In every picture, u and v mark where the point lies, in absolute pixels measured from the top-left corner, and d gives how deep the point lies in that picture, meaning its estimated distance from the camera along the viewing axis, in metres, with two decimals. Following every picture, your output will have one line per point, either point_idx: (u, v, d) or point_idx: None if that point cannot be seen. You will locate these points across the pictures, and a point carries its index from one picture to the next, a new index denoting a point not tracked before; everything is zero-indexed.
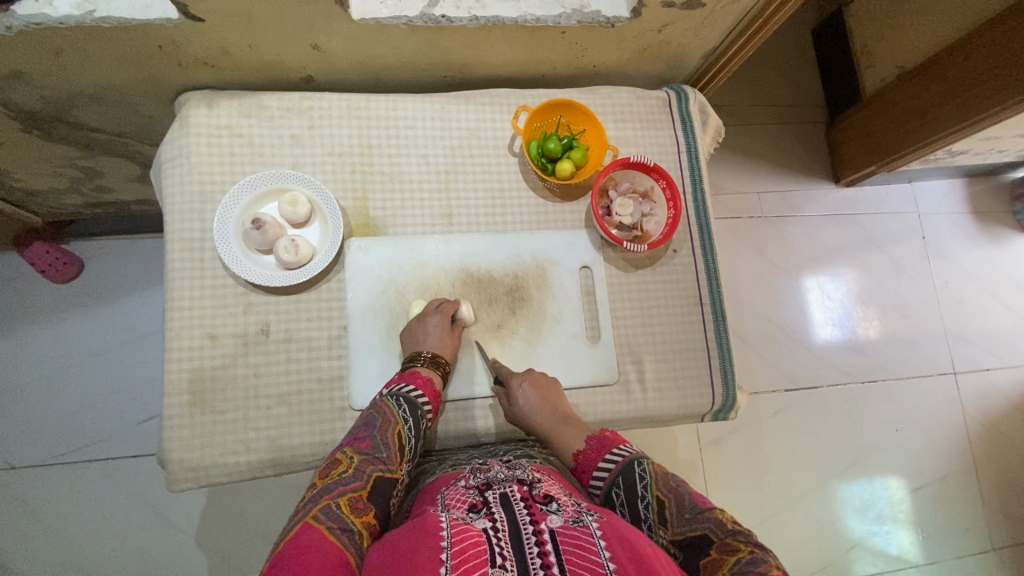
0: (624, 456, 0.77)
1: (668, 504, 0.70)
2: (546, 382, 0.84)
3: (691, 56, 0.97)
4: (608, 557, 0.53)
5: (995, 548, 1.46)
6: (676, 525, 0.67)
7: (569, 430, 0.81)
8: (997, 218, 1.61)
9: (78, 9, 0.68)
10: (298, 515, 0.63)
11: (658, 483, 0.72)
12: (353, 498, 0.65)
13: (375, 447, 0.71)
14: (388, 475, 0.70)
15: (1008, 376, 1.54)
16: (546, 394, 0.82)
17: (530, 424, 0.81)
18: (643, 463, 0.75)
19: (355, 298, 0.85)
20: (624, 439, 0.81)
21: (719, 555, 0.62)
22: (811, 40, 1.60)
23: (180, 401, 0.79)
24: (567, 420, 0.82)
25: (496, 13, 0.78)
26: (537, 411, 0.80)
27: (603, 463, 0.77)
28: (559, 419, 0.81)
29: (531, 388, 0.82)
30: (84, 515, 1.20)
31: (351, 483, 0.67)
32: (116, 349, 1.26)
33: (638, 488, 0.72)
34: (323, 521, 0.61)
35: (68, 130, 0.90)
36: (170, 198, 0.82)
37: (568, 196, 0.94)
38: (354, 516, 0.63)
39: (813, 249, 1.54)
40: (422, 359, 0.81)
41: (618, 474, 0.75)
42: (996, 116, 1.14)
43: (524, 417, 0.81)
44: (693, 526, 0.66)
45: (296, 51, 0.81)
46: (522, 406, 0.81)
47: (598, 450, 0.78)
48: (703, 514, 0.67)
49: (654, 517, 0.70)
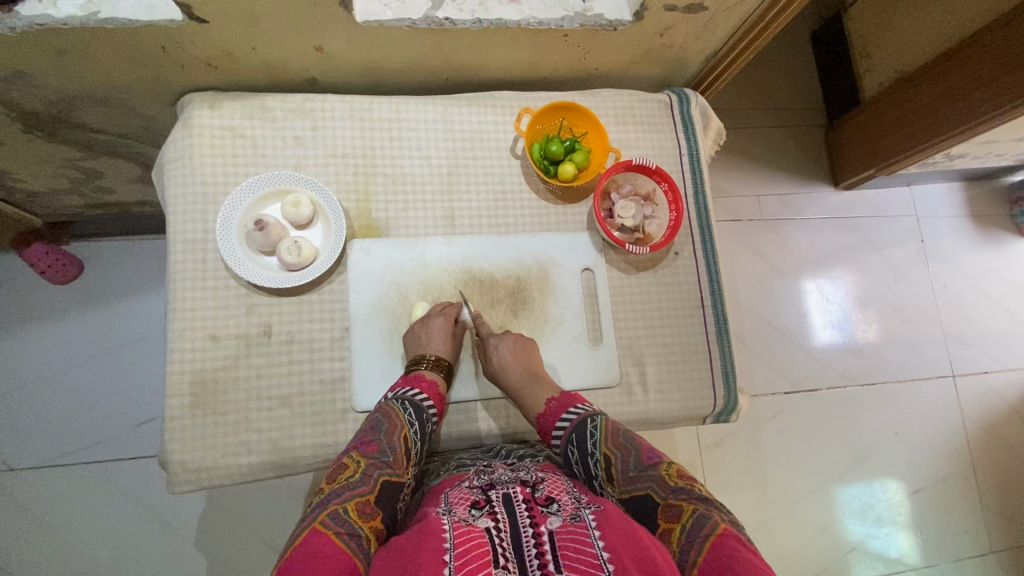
0: (580, 413, 0.78)
1: (615, 461, 0.70)
2: (521, 340, 0.85)
3: (692, 59, 0.97)
4: (601, 547, 0.54)
5: (994, 551, 1.46)
6: (622, 484, 0.69)
7: (540, 387, 0.82)
8: (995, 222, 1.61)
9: (82, 10, 0.68)
10: (306, 521, 0.62)
11: (606, 440, 0.72)
12: (361, 503, 0.64)
13: (381, 451, 0.71)
14: (394, 479, 0.70)
15: (1007, 379, 1.54)
16: (520, 350, 0.83)
17: (501, 378, 0.82)
18: (596, 420, 0.76)
19: (357, 299, 0.85)
20: (587, 400, 0.82)
21: (666, 523, 0.63)
22: (811, 44, 1.60)
23: (181, 402, 0.78)
24: (539, 378, 0.83)
25: (499, 16, 0.78)
26: (509, 364, 0.82)
27: (563, 418, 0.78)
28: (531, 376, 0.82)
29: (505, 344, 0.83)
30: (82, 517, 1.19)
31: (358, 487, 0.66)
32: (116, 350, 1.26)
33: (588, 447, 0.73)
34: (330, 526, 0.60)
35: (70, 131, 0.90)
36: (173, 199, 0.82)
37: (570, 199, 0.94)
38: (362, 522, 0.63)
39: (812, 252, 1.54)
40: (425, 363, 0.81)
41: (572, 432, 0.76)
42: (992, 121, 1.15)
43: (498, 369, 0.82)
44: (638, 484, 0.67)
45: (299, 53, 0.81)
46: (496, 359, 0.82)
47: (557, 409, 0.79)
48: (647, 472, 0.68)
49: (602, 475, 0.71)
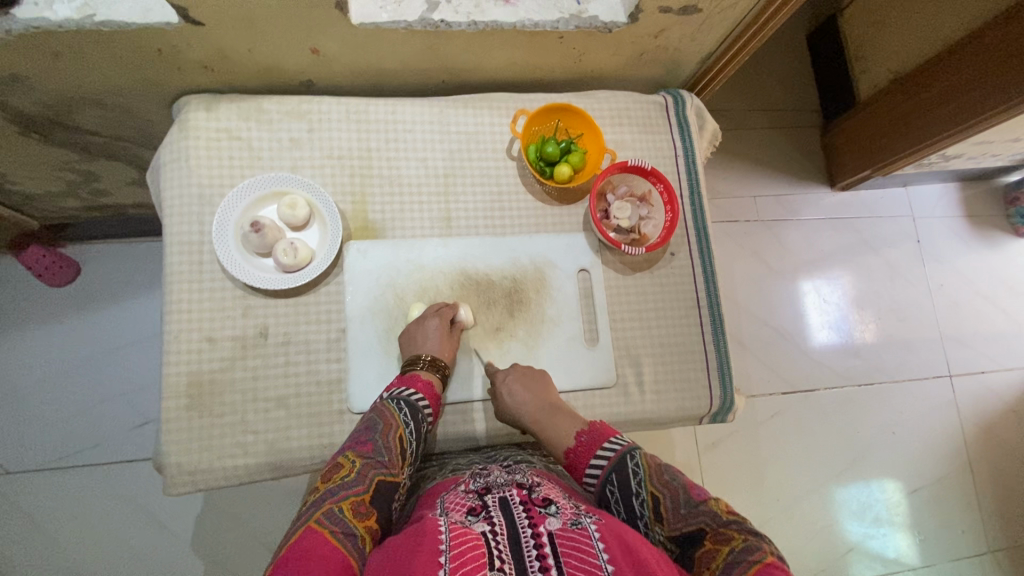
0: (618, 447, 0.75)
1: (664, 500, 0.69)
2: (537, 377, 0.84)
3: (688, 61, 0.98)
4: (605, 559, 0.54)
5: (992, 551, 1.46)
6: (672, 522, 0.67)
7: (563, 421, 0.81)
8: (991, 222, 1.62)
9: (77, 13, 0.68)
10: (300, 520, 0.62)
11: (652, 478, 0.71)
12: (356, 503, 0.64)
13: (376, 450, 0.71)
14: (390, 479, 0.70)
15: (1004, 379, 1.55)
16: (534, 388, 0.82)
17: (520, 418, 0.81)
18: (635, 455, 0.74)
19: (354, 301, 0.85)
20: (619, 433, 0.79)
21: (711, 544, 0.62)
22: (806, 46, 1.61)
23: (178, 404, 0.78)
24: (559, 412, 0.82)
25: (495, 18, 0.78)
26: (525, 403, 0.81)
27: (599, 453, 0.76)
28: (551, 411, 0.81)
29: (516, 383, 0.83)
30: (79, 520, 1.19)
31: (353, 487, 0.66)
32: (113, 353, 1.25)
33: (632, 486, 0.71)
34: (326, 525, 0.60)
35: (66, 134, 0.90)
36: (169, 201, 0.82)
37: (566, 200, 0.94)
38: (357, 521, 0.63)
39: (809, 253, 1.54)
40: (421, 363, 0.81)
41: (611, 471, 0.73)
42: (986, 122, 1.16)
43: (516, 411, 0.81)
44: (689, 521, 0.66)
45: (295, 55, 0.82)
46: (512, 400, 0.82)
47: (588, 446, 0.77)
48: (699, 507, 0.66)
49: (649, 514, 0.69)
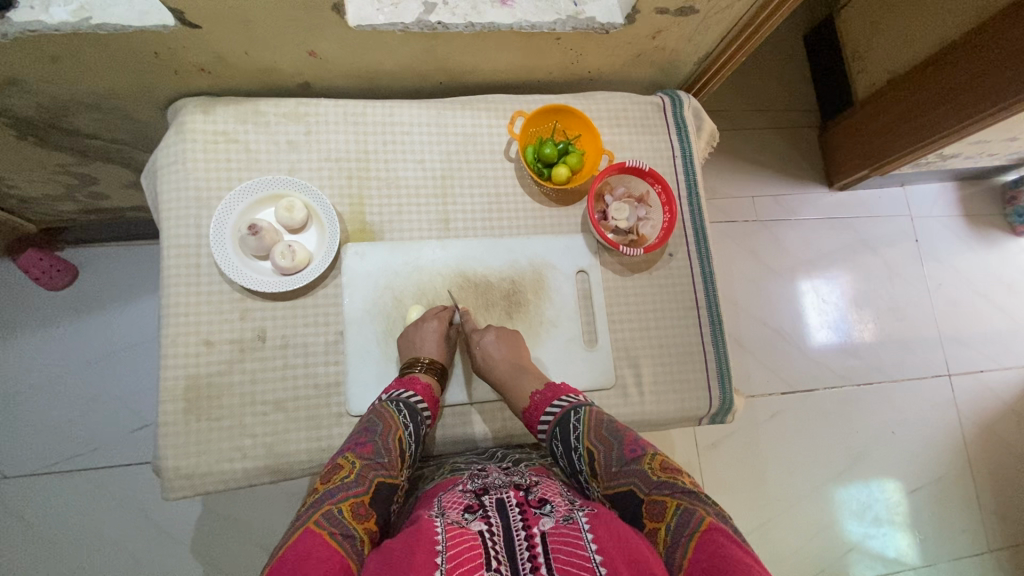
0: (564, 405, 0.77)
1: (598, 457, 0.70)
2: (504, 331, 0.85)
3: (685, 62, 0.98)
4: (594, 551, 0.54)
5: (991, 550, 1.46)
6: (606, 479, 0.68)
7: (526, 378, 0.81)
8: (988, 221, 1.62)
9: (74, 16, 0.68)
10: (299, 521, 0.62)
11: (589, 433, 0.72)
12: (356, 504, 0.64)
13: (376, 452, 0.70)
14: (389, 481, 0.70)
15: (1002, 378, 1.55)
16: (504, 341, 0.83)
17: (487, 372, 0.82)
18: (580, 411, 0.75)
19: (352, 303, 0.85)
20: (575, 390, 0.81)
21: (651, 522, 0.62)
22: (803, 46, 1.61)
23: (176, 407, 0.78)
24: (525, 370, 0.82)
25: (492, 20, 0.78)
26: (494, 356, 0.82)
27: (547, 410, 0.78)
28: (517, 366, 0.82)
29: (491, 336, 0.84)
30: (78, 525, 1.19)
31: (353, 488, 0.66)
32: (111, 357, 1.25)
33: (571, 442, 0.73)
34: (325, 527, 0.60)
35: (63, 137, 0.90)
36: (167, 205, 0.82)
37: (564, 201, 0.94)
38: (357, 523, 0.62)
39: (807, 252, 1.55)
40: (420, 365, 0.81)
41: (556, 426, 0.76)
42: (985, 121, 1.16)
43: (483, 363, 0.82)
44: (621, 479, 0.67)
45: (293, 57, 0.81)
46: (481, 353, 0.83)
47: (542, 402, 0.79)
48: (629, 466, 0.67)
49: (587, 469, 0.71)
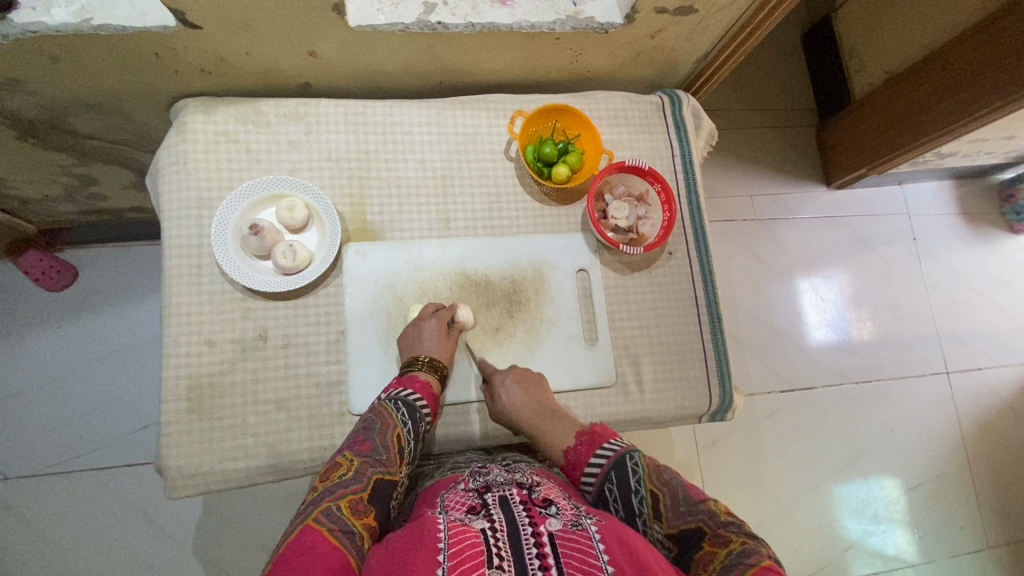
0: (614, 450, 0.74)
1: (662, 498, 0.68)
2: (528, 375, 0.85)
3: (684, 62, 0.98)
4: (606, 561, 0.54)
5: (990, 547, 1.47)
6: (670, 518, 0.67)
7: (558, 424, 0.80)
8: (986, 219, 1.63)
9: (75, 17, 0.68)
10: (298, 518, 0.62)
11: (651, 476, 0.70)
12: (354, 501, 0.64)
13: (374, 450, 0.71)
14: (388, 478, 0.70)
15: (1000, 376, 1.55)
16: (528, 388, 0.83)
17: (518, 417, 0.81)
18: (635, 456, 0.73)
19: (353, 303, 0.85)
20: (614, 434, 0.79)
21: (710, 546, 0.62)
22: (801, 45, 1.62)
23: (178, 407, 0.78)
24: (556, 415, 0.81)
25: (491, 19, 0.79)
26: (522, 404, 0.81)
27: (596, 456, 0.75)
28: (546, 414, 0.81)
29: (512, 381, 0.84)
30: (79, 526, 1.19)
31: (351, 485, 0.66)
32: (111, 358, 1.25)
33: (631, 485, 0.70)
34: (323, 523, 0.60)
35: (63, 138, 0.90)
36: (168, 205, 0.82)
37: (564, 200, 0.95)
38: (356, 519, 0.63)
39: (805, 251, 1.55)
40: (420, 364, 0.81)
41: (611, 469, 0.73)
42: (981, 119, 1.17)
43: (511, 411, 0.81)
44: (687, 518, 0.66)
45: (293, 58, 0.82)
46: (508, 400, 0.82)
47: (587, 448, 0.76)
48: (697, 506, 0.66)
49: (649, 512, 0.68)
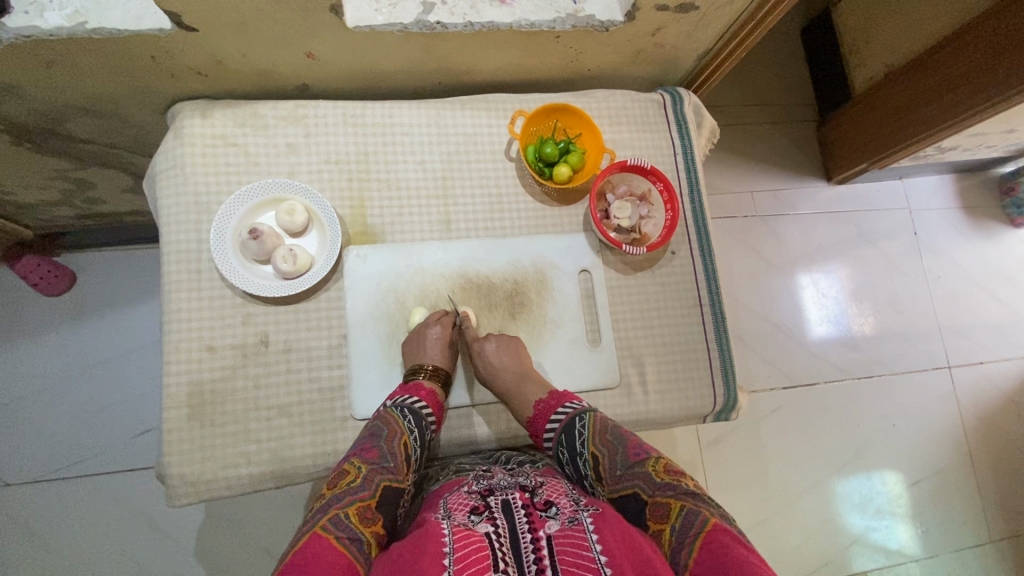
0: (568, 413, 0.77)
1: (602, 459, 0.70)
2: (505, 339, 0.85)
3: (685, 59, 0.97)
4: (599, 551, 0.53)
5: (993, 541, 1.47)
6: (609, 483, 0.68)
7: (528, 388, 0.81)
8: (987, 213, 1.62)
9: (69, 21, 0.67)
10: (306, 526, 0.62)
11: (594, 437, 0.72)
12: (362, 508, 0.64)
13: (382, 456, 0.70)
14: (396, 485, 0.69)
15: (1001, 370, 1.55)
16: (508, 350, 0.83)
17: (490, 381, 0.82)
18: (583, 420, 0.75)
19: (354, 306, 0.84)
20: (577, 398, 0.81)
21: (655, 524, 0.62)
22: (801, 40, 1.61)
23: (179, 413, 0.78)
24: (529, 377, 0.82)
25: (491, 19, 0.78)
26: (498, 364, 0.82)
27: (552, 419, 0.78)
28: (520, 374, 0.81)
29: (491, 345, 0.83)
30: (82, 531, 1.18)
31: (359, 492, 0.65)
32: (110, 363, 1.24)
33: (577, 447, 0.73)
34: (332, 531, 0.59)
35: (59, 142, 0.89)
36: (166, 210, 0.82)
37: (566, 201, 0.94)
38: (364, 527, 0.62)
39: (806, 247, 1.54)
40: (424, 372, 0.81)
41: (561, 434, 0.76)
42: (981, 114, 1.16)
43: (487, 372, 0.82)
44: (624, 483, 0.67)
45: (290, 60, 0.81)
46: (483, 360, 0.83)
47: (547, 410, 0.79)
48: (633, 469, 0.67)
49: (592, 475, 0.71)
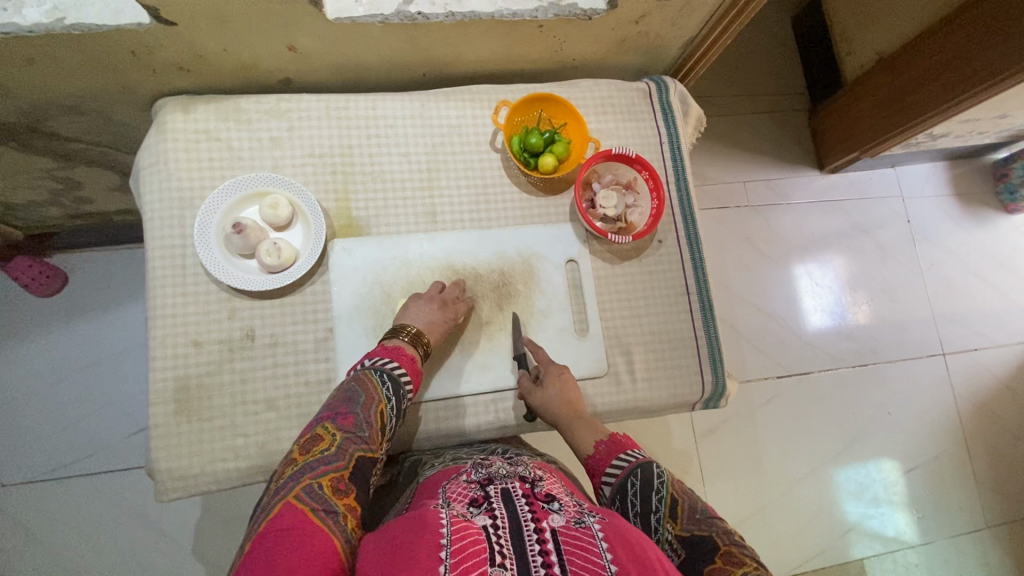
0: (636, 458, 0.76)
1: (682, 503, 0.69)
2: (567, 379, 0.85)
3: (670, 47, 0.97)
4: (609, 560, 0.53)
5: (989, 526, 1.47)
6: (686, 522, 0.67)
7: (584, 429, 0.81)
8: (980, 199, 1.62)
9: (48, 17, 0.66)
10: (278, 494, 0.62)
11: (674, 484, 0.72)
12: (334, 480, 0.64)
13: (357, 426, 0.70)
14: (369, 455, 0.69)
15: (996, 355, 1.55)
16: (566, 391, 0.83)
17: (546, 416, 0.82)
18: (661, 469, 0.74)
19: (340, 299, 0.84)
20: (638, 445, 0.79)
21: (723, 563, 0.61)
22: (790, 29, 1.60)
23: (166, 409, 0.78)
24: (585, 419, 0.82)
25: (472, 9, 0.77)
26: (557, 405, 0.82)
27: (615, 462, 0.76)
28: (577, 417, 0.82)
29: (552, 383, 0.84)
30: (78, 531, 1.19)
31: (333, 463, 0.66)
32: (102, 362, 1.24)
33: (654, 484, 0.71)
34: (305, 503, 0.60)
35: (43, 141, 0.89)
36: (150, 206, 0.82)
37: (551, 191, 0.94)
38: (337, 498, 0.63)
39: (799, 237, 1.54)
40: (405, 334, 0.80)
41: (636, 468, 0.74)
42: (971, 101, 1.16)
43: (540, 407, 0.82)
44: (702, 527, 0.66)
45: (272, 53, 0.81)
46: (542, 399, 0.82)
47: (606, 454, 0.77)
48: (712, 520, 0.67)
49: (666, 510, 0.69)
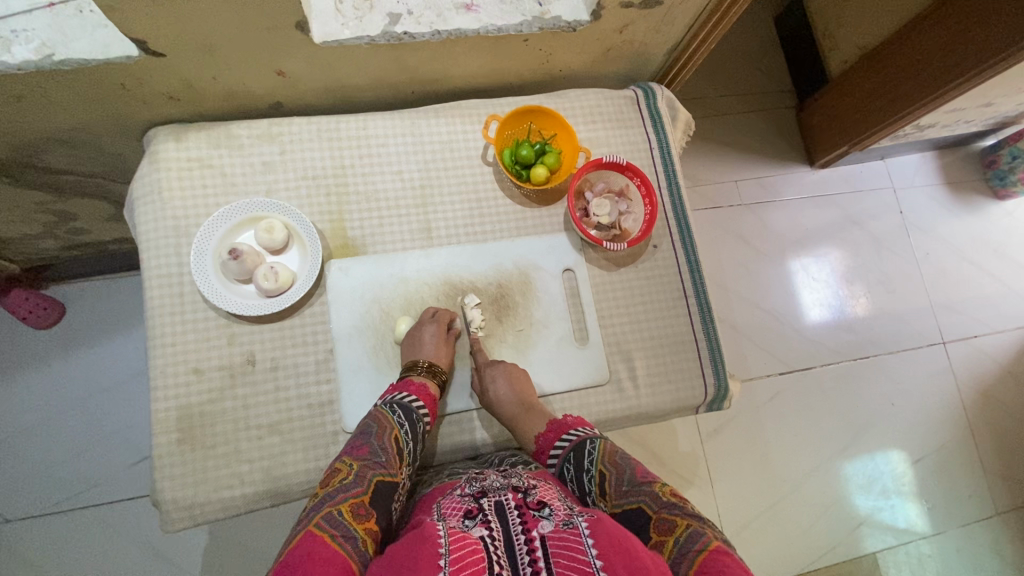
0: (575, 437, 0.77)
1: (610, 478, 0.70)
2: (517, 371, 0.84)
3: (654, 54, 0.98)
4: (594, 555, 0.52)
5: (1000, 513, 1.47)
6: (614, 497, 0.68)
7: (533, 419, 0.82)
8: (970, 186, 1.63)
9: (35, 53, 0.66)
10: (301, 525, 0.61)
11: (604, 458, 0.72)
12: (355, 504, 0.64)
13: (373, 452, 0.70)
14: (389, 479, 0.69)
15: (995, 341, 1.56)
16: (516, 380, 0.83)
17: (497, 409, 0.82)
18: (595, 443, 0.75)
19: (339, 320, 0.85)
20: (582, 423, 0.81)
21: (658, 535, 0.61)
22: (772, 28, 1.62)
23: (169, 438, 0.78)
24: (532, 407, 0.82)
25: (457, 25, 0.77)
26: (505, 398, 0.81)
27: (557, 445, 0.77)
28: (526, 406, 0.82)
29: (501, 376, 0.83)
30: (86, 564, 1.18)
31: (353, 489, 0.65)
32: (103, 391, 1.24)
33: (585, 464, 0.73)
34: (325, 529, 0.59)
35: (38, 175, 0.90)
36: (145, 235, 0.82)
37: (545, 201, 0.94)
38: (358, 523, 0.62)
39: (794, 231, 1.55)
40: (419, 368, 0.81)
41: (571, 451, 0.75)
42: (944, 97, 1.19)
43: (492, 403, 0.82)
44: (630, 498, 0.66)
45: (261, 79, 0.81)
46: (491, 392, 0.82)
47: (548, 443, 0.79)
48: (640, 487, 0.67)
49: (596, 490, 0.70)
